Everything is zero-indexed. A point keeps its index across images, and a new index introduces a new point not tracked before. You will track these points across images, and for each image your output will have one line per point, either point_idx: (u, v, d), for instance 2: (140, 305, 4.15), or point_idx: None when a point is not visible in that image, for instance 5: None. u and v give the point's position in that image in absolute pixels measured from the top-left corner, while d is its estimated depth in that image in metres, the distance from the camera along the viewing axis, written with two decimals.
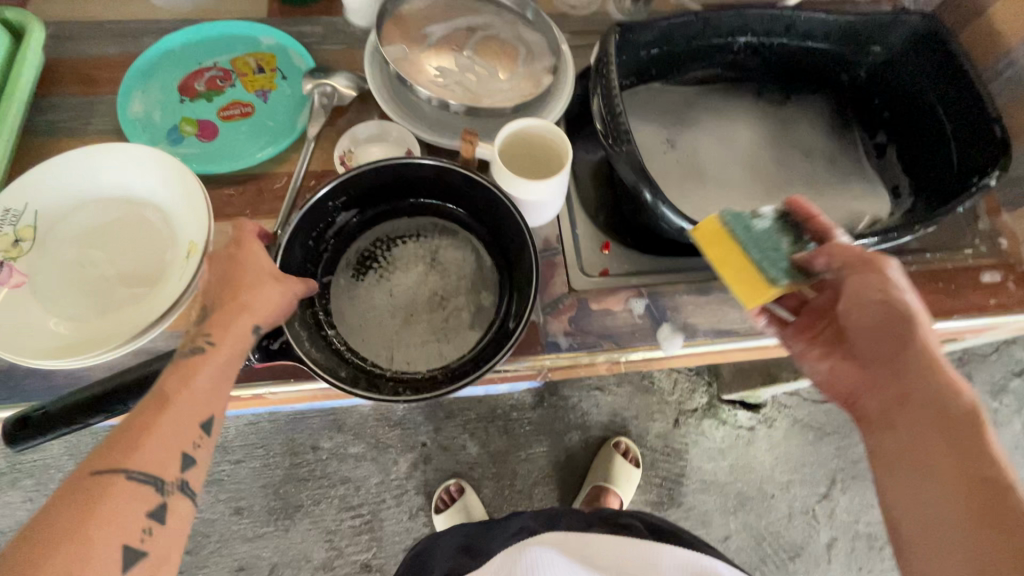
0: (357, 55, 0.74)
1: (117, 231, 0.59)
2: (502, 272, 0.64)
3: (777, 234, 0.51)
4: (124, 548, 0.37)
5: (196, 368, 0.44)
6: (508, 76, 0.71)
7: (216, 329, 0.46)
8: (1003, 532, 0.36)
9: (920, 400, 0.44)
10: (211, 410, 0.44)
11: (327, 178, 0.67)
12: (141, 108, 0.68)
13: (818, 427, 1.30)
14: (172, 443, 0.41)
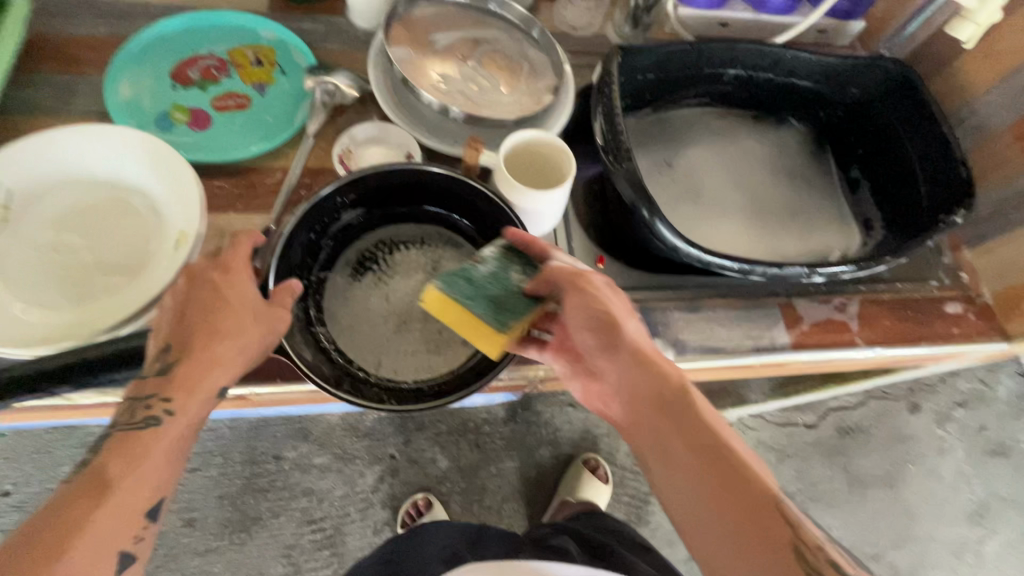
0: (359, 56, 0.74)
1: (98, 217, 0.56)
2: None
3: (503, 270, 0.54)
4: None
5: (150, 445, 0.43)
6: (511, 90, 0.72)
7: (180, 395, 0.44)
8: (740, 492, 0.44)
9: (656, 397, 0.50)
10: (159, 493, 0.43)
11: (324, 176, 0.66)
12: (130, 91, 0.65)
13: None
14: (111, 540, 0.40)
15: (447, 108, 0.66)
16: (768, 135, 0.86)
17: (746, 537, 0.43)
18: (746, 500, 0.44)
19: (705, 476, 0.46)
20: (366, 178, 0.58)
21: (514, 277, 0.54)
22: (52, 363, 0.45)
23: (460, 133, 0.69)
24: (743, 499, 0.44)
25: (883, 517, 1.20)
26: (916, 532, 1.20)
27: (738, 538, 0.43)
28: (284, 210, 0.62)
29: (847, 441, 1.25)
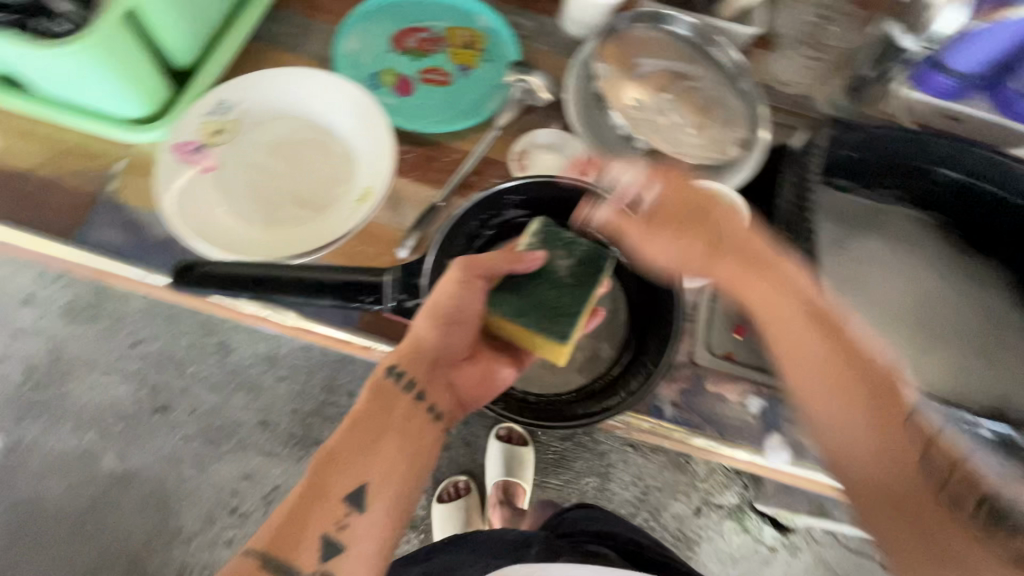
0: (559, 61, 0.75)
1: (302, 152, 0.62)
2: (631, 333, 0.61)
3: (551, 263, 0.52)
4: None
5: (354, 431, 0.45)
6: (699, 133, 0.69)
7: (376, 394, 0.47)
8: (888, 435, 0.42)
9: (784, 281, 0.50)
10: (364, 477, 0.43)
11: (497, 168, 0.68)
12: (355, 46, 0.71)
13: None
14: (319, 521, 0.41)
15: (633, 136, 0.67)
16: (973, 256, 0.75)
17: (895, 493, 0.41)
18: (893, 445, 0.42)
19: (850, 418, 0.44)
20: (543, 186, 0.59)
21: (563, 265, 0.52)
22: (237, 273, 0.50)
23: (636, 163, 0.68)
24: (897, 449, 0.42)
25: None
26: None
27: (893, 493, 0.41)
28: (455, 190, 0.65)
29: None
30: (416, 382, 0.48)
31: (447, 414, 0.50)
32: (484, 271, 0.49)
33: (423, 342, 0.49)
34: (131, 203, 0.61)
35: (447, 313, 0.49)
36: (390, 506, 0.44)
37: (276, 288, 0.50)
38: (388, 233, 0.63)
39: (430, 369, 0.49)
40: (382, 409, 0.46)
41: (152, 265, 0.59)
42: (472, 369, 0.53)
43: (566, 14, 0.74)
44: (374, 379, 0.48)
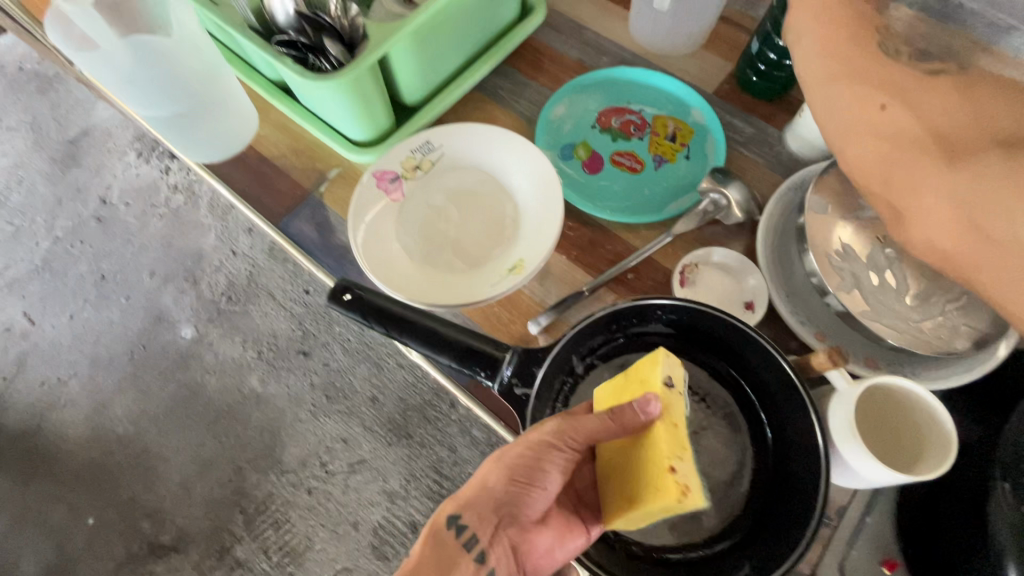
0: (766, 177, 0.68)
1: (477, 205, 0.65)
2: (746, 510, 0.52)
3: None
4: None
5: None
6: (914, 306, 0.57)
7: (427, 545, 0.44)
8: (897, 61, 0.39)
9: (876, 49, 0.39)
10: None
11: (657, 273, 0.63)
12: (561, 113, 0.73)
13: None
14: None
15: (825, 291, 0.56)
16: None
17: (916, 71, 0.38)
18: (946, 104, 0.36)
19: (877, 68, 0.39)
20: (700, 315, 0.53)
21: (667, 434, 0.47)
22: (384, 309, 0.53)
23: (819, 317, 0.58)
24: (919, 90, 0.37)
25: None
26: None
27: (891, 148, 0.39)
28: (605, 283, 0.62)
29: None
30: (475, 536, 0.44)
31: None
32: (572, 433, 0.45)
33: (492, 489, 0.46)
34: (330, 207, 0.69)
35: (518, 467, 0.46)
36: None
37: (412, 335, 0.53)
38: (527, 304, 0.63)
39: (494, 523, 0.45)
40: (436, 566, 0.42)
41: (328, 266, 0.67)
42: (547, 535, 0.46)
43: (792, 128, 0.68)
44: (433, 526, 0.45)
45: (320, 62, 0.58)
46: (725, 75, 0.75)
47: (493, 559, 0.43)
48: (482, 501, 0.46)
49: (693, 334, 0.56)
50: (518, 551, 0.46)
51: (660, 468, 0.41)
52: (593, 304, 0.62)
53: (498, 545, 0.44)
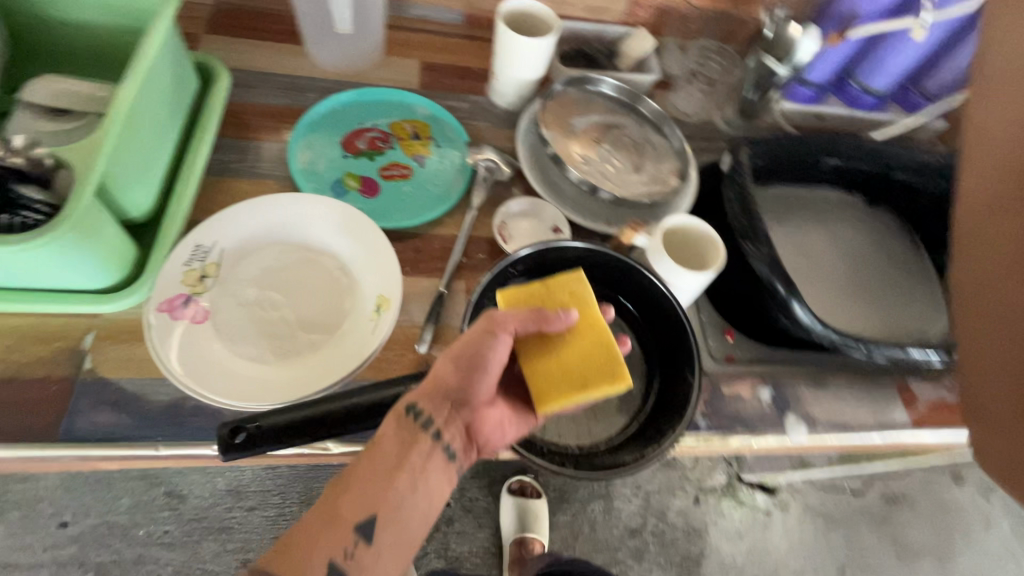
0: (502, 133, 0.81)
1: (296, 276, 0.60)
2: (649, 361, 0.67)
3: None
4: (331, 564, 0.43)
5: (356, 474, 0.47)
6: (638, 174, 0.79)
7: (387, 426, 0.49)
8: None
9: None
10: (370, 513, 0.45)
11: (482, 244, 0.71)
12: (308, 157, 0.72)
13: (827, 515, 1.48)
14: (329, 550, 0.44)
15: (596, 190, 0.72)
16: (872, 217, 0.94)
17: None
18: None
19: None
20: (541, 253, 0.64)
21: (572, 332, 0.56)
22: (292, 419, 0.48)
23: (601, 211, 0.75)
24: None
25: None
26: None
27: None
28: (452, 276, 0.67)
29: (891, 508, 1.49)
30: (433, 419, 0.49)
31: (460, 453, 0.51)
32: (505, 328, 0.49)
33: (444, 381, 0.50)
34: (117, 377, 0.55)
35: (468, 357, 0.49)
36: (392, 545, 0.46)
37: (336, 424, 0.49)
38: (403, 333, 0.63)
39: (450, 407, 0.50)
40: (400, 445, 0.48)
41: (164, 437, 0.53)
42: (496, 412, 0.53)
43: (496, 91, 0.81)
44: (395, 412, 0.49)
45: (22, 216, 0.45)
46: (420, 69, 0.84)
47: (448, 436, 0.49)
48: (434, 390, 0.50)
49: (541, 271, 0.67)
50: (472, 429, 0.51)
51: (611, 353, 0.51)
52: (455, 297, 0.66)
53: (456, 426, 0.50)
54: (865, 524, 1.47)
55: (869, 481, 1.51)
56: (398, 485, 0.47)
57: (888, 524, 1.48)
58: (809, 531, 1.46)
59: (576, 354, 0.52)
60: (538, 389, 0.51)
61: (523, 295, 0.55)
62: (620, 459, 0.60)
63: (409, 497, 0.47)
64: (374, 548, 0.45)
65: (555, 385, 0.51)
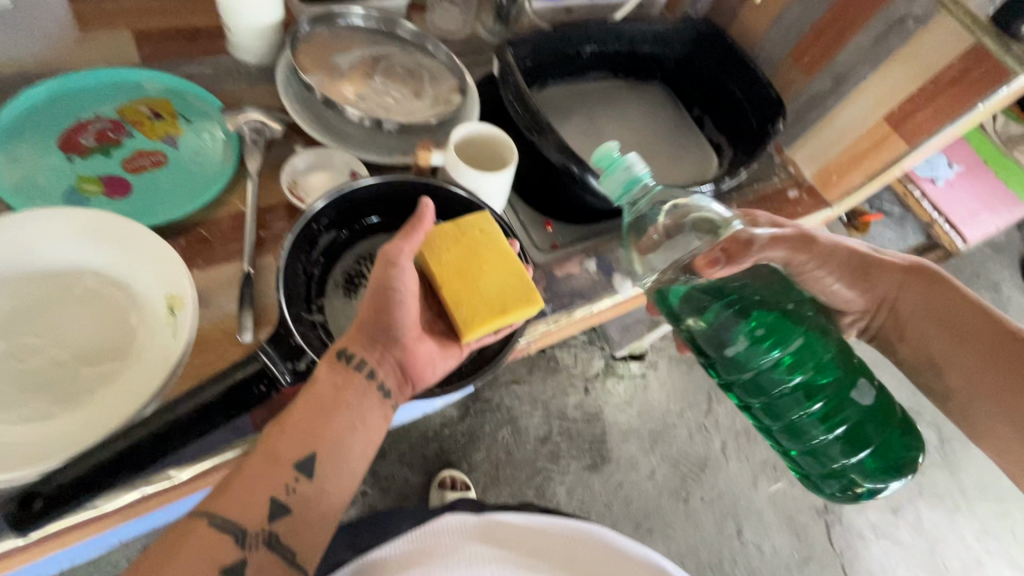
0: (262, 90, 0.73)
1: (52, 311, 0.50)
2: None
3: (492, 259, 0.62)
4: (271, 501, 0.47)
5: (291, 420, 0.48)
6: (419, 99, 0.78)
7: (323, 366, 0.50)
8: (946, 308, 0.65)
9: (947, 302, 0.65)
10: (311, 449, 0.48)
11: (278, 212, 0.65)
12: (18, 174, 0.58)
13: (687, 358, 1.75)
14: (265, 490, 0.47)
15: (378, 123, 0.70)
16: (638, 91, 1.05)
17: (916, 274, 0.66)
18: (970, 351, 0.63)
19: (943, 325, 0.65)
20: (336, 202, 0.62)
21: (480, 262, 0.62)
22: (103, 461, 0.42)
23: (394, 143, 0.73)
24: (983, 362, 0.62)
25: None
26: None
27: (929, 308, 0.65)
28: (255, 253, 0.61)
29: None
30: (364, 359, 0.51)
31: (395, 390, 0.53)
32: (404, 254, 0.51)
33: (368, 321, 0.52)
34: None
35: (383, 294, 0.51)
36: (334, 475, 0.49)
37: (161, 445, 0.44)
38: (219, 329, 0.57)
39: (379, 346, 0.52)
40: (334, 388, 0.50)
41: None
42: (425, 345, 0.55)
43: (234, 45, 0.72)
44: (327, 358, 0.51)
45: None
46: (134, 39, 0.71)
47: (381, 374, 0.52)
48: (361, 332, 0.52)
49: (349, 219, 0.65)
50: (404, 366, 0.53)
51: (523, 283, 0.59)
52: (266, 274, 0.61)
53: (390, 365, 0.52)
54: None
55: None
56: (319, 425, 0.49)
57: None
58: (676, 376, 1.71)
59: (483, 282, 0.58)
60: (461, 317, 0.56)
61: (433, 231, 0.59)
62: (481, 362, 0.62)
63: (354, 434, 0.50)
64: (315, 479, 0.48)
65: (476, 309, 0.57)
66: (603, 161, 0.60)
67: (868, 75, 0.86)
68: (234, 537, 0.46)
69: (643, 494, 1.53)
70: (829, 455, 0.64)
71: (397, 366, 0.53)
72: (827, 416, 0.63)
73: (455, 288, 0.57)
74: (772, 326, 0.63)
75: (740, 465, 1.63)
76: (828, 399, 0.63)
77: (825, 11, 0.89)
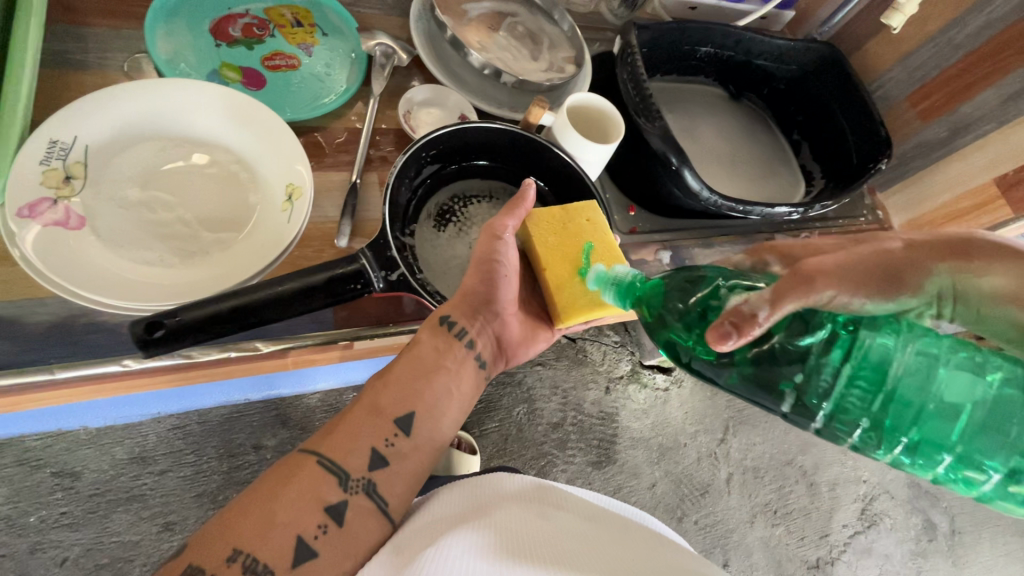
0: (394, 19, 0.76)
1: (184, 173, 0.54)
2: None
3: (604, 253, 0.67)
4: (371, 450, 0.51)
5: (395, 377, 0.55)
6: (536, 62, 0.80)
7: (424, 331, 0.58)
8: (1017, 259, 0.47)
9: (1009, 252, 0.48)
10: (411, 407, 0.54)
11: (389, 137, 0.68)
12: (171, 47, 0.63)
13: (712, 384, 1.73)
14: (368, 438, 0.51)
15: (499, 74, 0.72)
16: (742, 103, 1.04)
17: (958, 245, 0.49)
18: None
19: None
20: (450, 135, 0.64)
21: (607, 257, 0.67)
22: (215, 311, 0.45)
23: (504, 98, 0.75)
24: None
25: (790, 430, 1.72)
26: (807, 448, 1.71)
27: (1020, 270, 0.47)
28: (363, 168, 0.64)
29: None
30: (465, 329, 0.59)
31: (488, 360, 0.62)
32: (507, 228, 0.58)
33: (471, 295, 0.59)
34: None
35: (488, 269, 0.58)
36: (428, 431, 0.54)
37: (265, 313, 0.47)
38: (319, 229, 0.60)
39: (479, 319, 0.60)
40: (434, 350, 0.57)
41: (59, 358, 0.48)
42: (515, 323, 0.64)
43: None
44: (430, 324, 0.58)
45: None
46: None
47: (479, 344, 0.60)
48: (460, 304, 0.60)
49: (453, 157, 0.68)
50: (500, 337, 0.63)
51: None
52: (369, 189, 0.64)
53: (486, 336, 0.61)
54: None
55: None
56: (421, 382, 0.55)
57: None
58: (697, 399, 1.70)
59: (581, 276, 0.61)
60: (561, 304, 0.61)
61: (543, 217, 0.62)
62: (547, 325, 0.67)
63: (450, 394, 0.57)
64: (410, 437, 0.53)
65: (576, 299, 0.61)
66: (594, 285, 0.56)
67: (990, 132, 0.84)
68: (338, 480, 0.49)
69: (639, 503, 1.54)
70: (973, 475, 0.45)
71: (490, 338, 0.62)
72: (938, 442, 0.46)
73: (556, 277, 0.61)
74: (824, 334, 0.47)
75: (741, 501, 1.62)
76: (917, 421, 0.46)
77: (959, 58, 0.86)
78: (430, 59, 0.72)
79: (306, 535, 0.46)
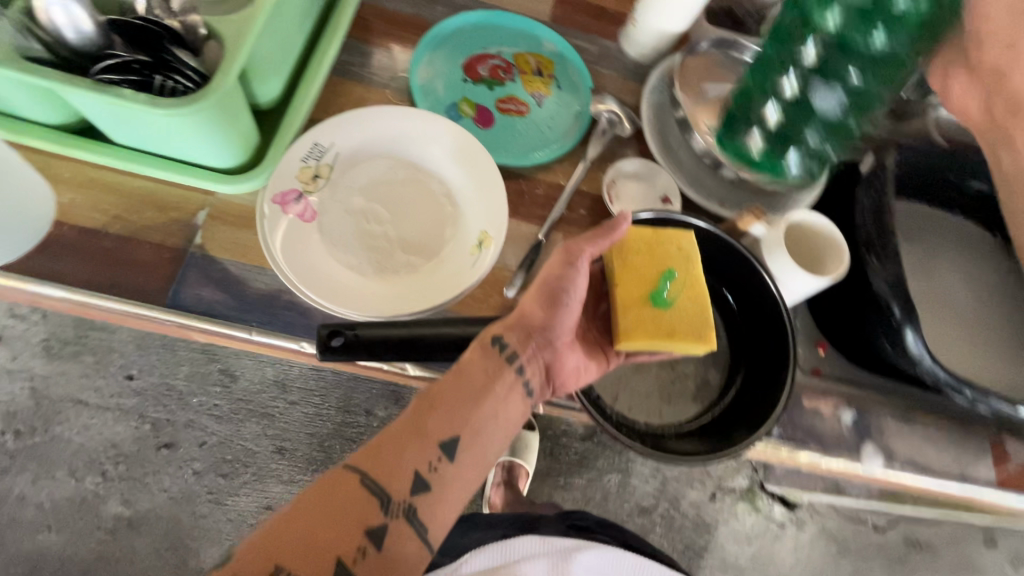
0: (628, 84, 0.75)
1: (400, 191, 0.60)
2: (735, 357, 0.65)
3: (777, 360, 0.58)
4: (414, 472, 0.45)
5: (446, 397, 0.49)
6: None
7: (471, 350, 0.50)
8: None
9: None
10: (456, 431, 0.48)
11: (586, 201, 0.68)
12: (427, 75, 0.70)
13: (842, 542, 1.43)
14: (413, 459, 0.46)
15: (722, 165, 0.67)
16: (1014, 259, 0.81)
17: None
18: None
19: None
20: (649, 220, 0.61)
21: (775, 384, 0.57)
22: (389, 336, 0.49)
23: (716, 189, 0.70)
24: None
25: None
26: None
27: None
28: (552, 227, 0.65)
29: (910, 551, 1.44)
30: (517, 353, 0.51)
31: (537, 390, 0.54)
32: (583, 254, 0.53)
33: (530, 318, 0.53)
34: (229, 258, 0.57)
35: (553, 291, 0.52)
36: (472, 460, 0.48)
37: (425, 350, 0.50)
38: (493, 275, 0.62)
39: (533, 344, 0.52)
40: (485, 373, 0.50)
41: (257, 322, 0.56)
42: (573, 354, 0.56)
43: (629, 39, 0.74)
44: (480, 342, 0.51)
45: (173, 80, 0.45)
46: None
47: (529, 372, 0.52)
48: (514, 323, 0.52)
49: None
50: (551, 369, 0.54)
51: (698, 323, 0.55)
52: (551, 249, 0.64)
53: (537, 366, 0.53)
54: (879, 560, 1.43)
55: (895, 519, 1.45)
56: (474, 407, 0.49)
57: (903, 567, 1.43)
58: (818, 552, 1.41)
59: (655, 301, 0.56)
60: (625, 324, 0.55)
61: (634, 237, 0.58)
62: (674, 446, 0.58)
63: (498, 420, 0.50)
64: (454, 463, 0.47)
65: (646, 324, 0.55)
66: None
67: None
68: (379, 501, 0.43)
69: None
70: None
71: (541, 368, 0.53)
72: None
73: (626, 297, 0.56)
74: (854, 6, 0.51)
75: None
76: None
77: None
78: (654, 134, 0.71)
79: (345, 557, 0.41)
